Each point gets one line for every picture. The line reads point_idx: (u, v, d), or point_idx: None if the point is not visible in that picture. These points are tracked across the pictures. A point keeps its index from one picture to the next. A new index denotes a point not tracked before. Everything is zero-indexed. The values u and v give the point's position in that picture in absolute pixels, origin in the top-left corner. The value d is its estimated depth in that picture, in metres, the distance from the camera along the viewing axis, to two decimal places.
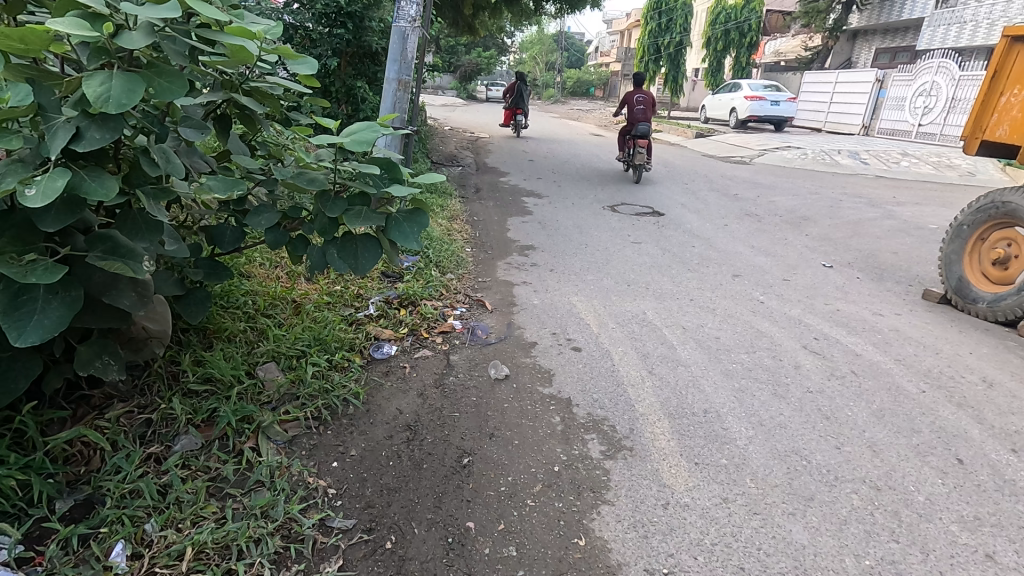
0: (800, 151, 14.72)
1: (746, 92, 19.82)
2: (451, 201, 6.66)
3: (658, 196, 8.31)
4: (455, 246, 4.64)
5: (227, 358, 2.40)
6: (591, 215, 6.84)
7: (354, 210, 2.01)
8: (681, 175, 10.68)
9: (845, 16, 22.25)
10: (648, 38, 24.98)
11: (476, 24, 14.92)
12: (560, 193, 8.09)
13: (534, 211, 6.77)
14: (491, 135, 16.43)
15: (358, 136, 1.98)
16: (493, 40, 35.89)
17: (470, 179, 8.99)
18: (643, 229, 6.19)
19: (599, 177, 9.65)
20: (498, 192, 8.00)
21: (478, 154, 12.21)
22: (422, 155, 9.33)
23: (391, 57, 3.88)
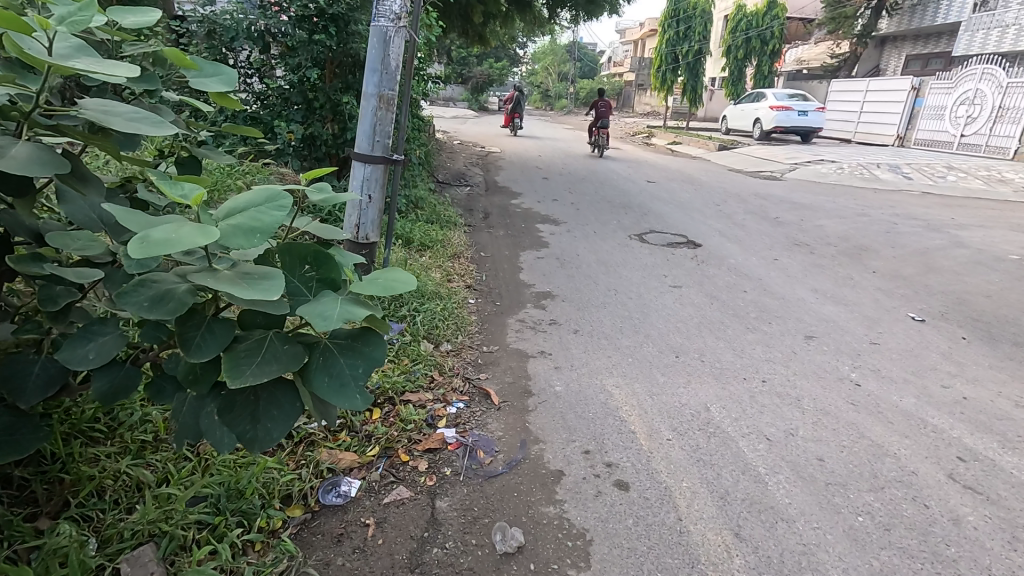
0: (835, 165, 13.70)
1: (771, 101, 18.84)
2: (455, 232, 5.79)
3: (689, 220, 7.37)
4: (456, 299, 3.75)
5: (60, 555, 1.45)
6: (617, 246, 5.92)
7: (249, 346, 1.12)
8: (711, 194, 9.71)
9: (874, 21, 21.20)
10: (665, 47, 24.15)
11: (486, 33, 14.10)
12: (580, 218, 7.19)
13: (551, 243, 5.88)
14: (503, 148, 15.60)
15: (246, 219, 1.07)
16: (505, 51, 35.25)
17: (479, 202, 8.12)
18: (680, 265, 5.27)
19: (620, 198, 8.73)
20: (509, 218, 7.11)
21: (488, 171, 11.36)
22: (426, 175, 8.47)
23: (369, 66, 2.99)
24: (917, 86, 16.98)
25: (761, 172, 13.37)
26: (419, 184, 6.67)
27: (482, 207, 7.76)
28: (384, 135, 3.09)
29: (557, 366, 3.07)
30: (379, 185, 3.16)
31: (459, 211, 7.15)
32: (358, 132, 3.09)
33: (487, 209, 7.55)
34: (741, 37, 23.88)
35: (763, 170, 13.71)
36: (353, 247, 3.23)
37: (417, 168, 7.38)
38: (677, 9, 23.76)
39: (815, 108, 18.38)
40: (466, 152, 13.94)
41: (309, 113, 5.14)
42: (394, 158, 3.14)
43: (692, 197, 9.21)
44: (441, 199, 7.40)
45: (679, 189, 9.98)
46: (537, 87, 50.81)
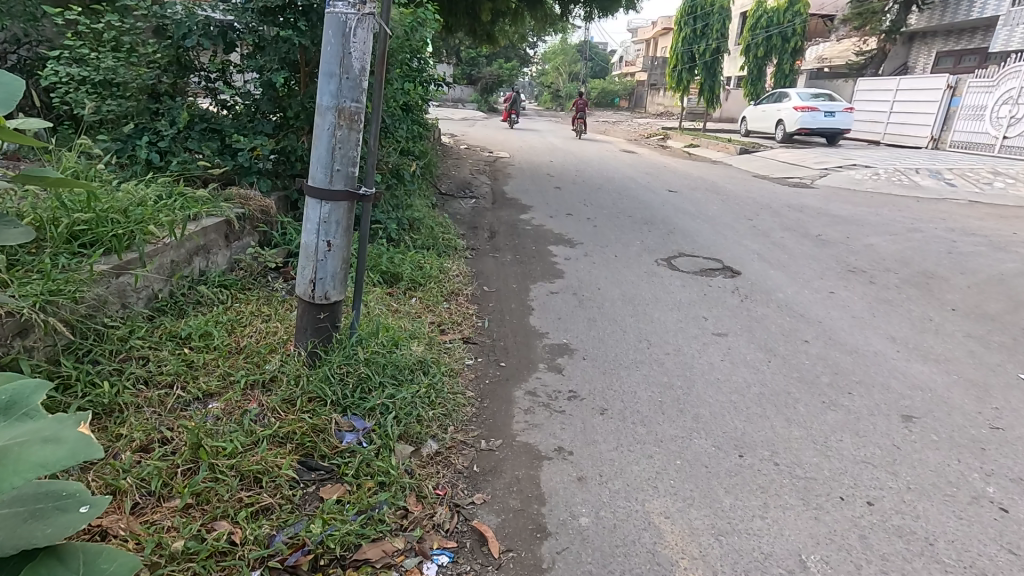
0: (869, 170, 12.74)
1: (795, 102, 17.88)
2: (455, 261, 4.99)
3: (721, 239, 6.54)
4: (450, 366, 2.94)
5: None
6: (643, 275, 5.10)
7: None
8: (741, 205, 8.82)
9: (903, 16, 20.11)
10: (681, 45, 23.21)
11: (494, 32, 13.29)
12: (598, 239, 6.37)
13: (567, 272, 5.07)
14: (512, 153, 14.82)
15: None
16: (515, 51, 34.44)
17: (485, 218, 7.31)
18: (719, 302, 4.44)
19: (640, 212, 7.89)
20: (517, 238, 6.32)
21: (495, 179, 10.59)
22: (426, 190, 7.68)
23: (324, 68, 2.17)
24: (953, 85, 15.93)
25: (788, 179, 12.46)
26: (416, 203, 5.90)
27: (489, 224, 6.95)
28: (347, 160, 2.28)
29: (580, 473, 2.26)
30: (343, 226, 2.35)
31: (461, 231, 6.35)
32: (312, 158, 2.27)
33: (492, 228, 6.74)
34: (761, 35, 22.89)
35: (791, 176, 12.77)
36: (308, 309, 2.42)
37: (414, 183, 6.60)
38: (694, 6, 22.78)
39: (843, 108, 17.38)
40: (473, 159, 13.13)
41: (283, 124, 4.39)
42: (363, 192, 2.34)
43: (720, 210, 8.33)
44: (441, 217, 6.61)
45: (704, 201, 9.10)
46: (548, 87, 49.91)
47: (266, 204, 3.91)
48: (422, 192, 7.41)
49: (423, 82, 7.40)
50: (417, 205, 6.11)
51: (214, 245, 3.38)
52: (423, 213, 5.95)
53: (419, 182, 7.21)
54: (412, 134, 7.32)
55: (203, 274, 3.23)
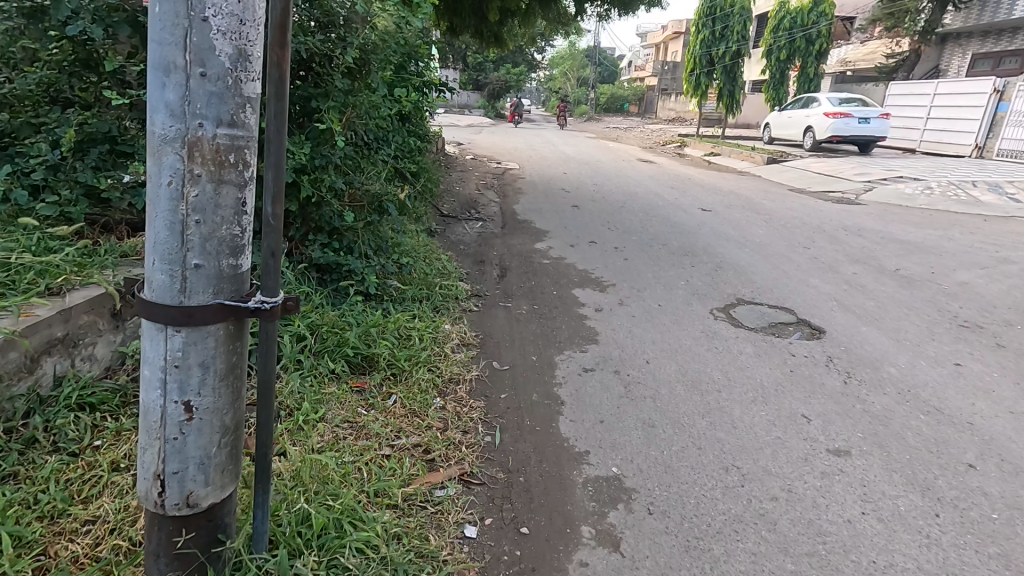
0: (917, 183, 11.50)
1: (826, 107, 16.65)
2: (454, 321, 3.82)
3: (782, 278, 5.33)
4: (437, 563, 1.77)
5: None
6: (702, 338, 3.89)
7: None
8: (789, 229, 7.59)
9: (939, 16, 18.79)
10: (699, 48, 22.07)
11: (502, 33, 12.14)
12: (632, 278, 5.18)
13: (601, 334, 3.88)
14: (523, 164, 13.71)
15: None
16: (524, 55, 33.37)
17: (493, 248, 6.13)
18: (815, 387, 3.23)
19: (676, 239, 6.69)
20: (534, 277, 5.16)
21: (505, 196, 9.47)
22: (423, 214, 6.51)
23: (150, 50, 0.99)
24: (1000, 89, 14.67)
25: (828, 193, 11.23)
26: (407, 238, 4.74)
27: (498, 258, 5.77)
28: (218, 246, 1.10)
29: None
30: (220, 374, 1.19)
31: (464, 270, 5.17)
32: (145, 239, 1.09)
33: (503, 264, 5.55)
34: (783, 37, 21.63)
35: (832, 190, 11.53)
36: (157, 524, 1.25)
37: (407, 209, 5.42)
38: (713, 6, 21.55)
39: (879, 114, 16.12)
40: (479, 172, 11.97)
41: None
42: (256, 307, 1.17)
43: (768, 236, 7.11)
44: (440, 251, 5.44)
45: (745, 223, 7.89)
46: (557, 93, 48.94)
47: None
48: (416, 219, 6.24)
49: (418, 87, 6.23)
50: (408, 240, 4.94)
51: (81, 338, 2.18)
52: (416, 250, 4.78)
53: (412, 207, 6.04)
54: (407, 148, 6.16)
55: (57, 386, 2.07)
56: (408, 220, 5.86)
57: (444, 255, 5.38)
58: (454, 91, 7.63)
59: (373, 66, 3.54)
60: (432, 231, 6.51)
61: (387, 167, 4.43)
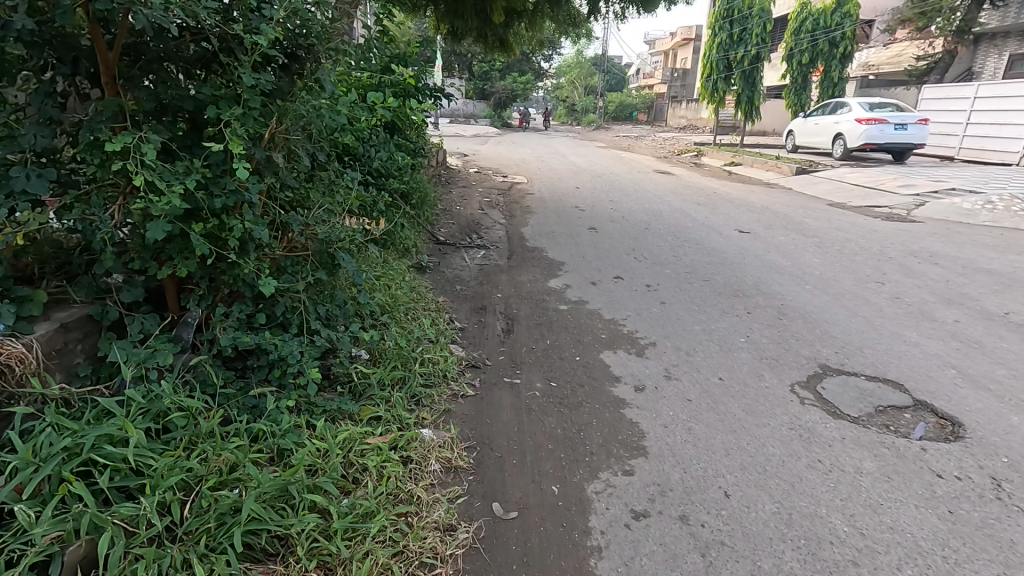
0: (975, 196, 10.25)
1: (858, 113, 15.44)
2: (436, 424, 2.68)
3: (869, 331, 4.14)
4: None
5: None
6: (795, 443, 2.71)
7: None
8: (850, 258, 6.37)
9: (976, 14, 17.49)
10: (716, 53, 20.99)
11: (508, 36, 11.06)
12: (675, 335, 4.01)
13: (649, 439, 2.72)
14: (532, 178, 12.63)
15: None
16: (531, 63, 32.42)
17: (495, 288, 4.97)
18: (1002, 550, 2.04)
19: (720, 274, 5.51)
20: (548, 334, 4.03)
21: (512, 216, 8.36)
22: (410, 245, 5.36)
23: None
24: None
25: (874, 209, 9.99)
26: (376, 288, 3.60)
27: (501, 303, 4.61)
28: None
29: None
30: None
31: (457, 324, 4.02)
32: None
33: (508, 313, 4.40)
34: (806, 39, 20.41)
35: (877, 206, 10.30)
36: None
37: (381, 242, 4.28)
38: (730, 8, 20.46)
39: (916, 120, 14.87)
40: (483, 187, 10.86)
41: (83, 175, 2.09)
42: None
43: (828, 267, 5.92)
44: (428, 298, 4.29)
45: (795, 249, 6.71)
46: (565, 101, 48.05)
47: (10, 350, 1.79)
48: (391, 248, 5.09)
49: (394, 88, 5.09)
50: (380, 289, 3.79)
51: None
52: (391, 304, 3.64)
53: (392, 237, 4.87)
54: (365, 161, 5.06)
55: None
56: (385, 256, 4.70)
57: (431, 302, 4.23)
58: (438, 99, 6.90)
59: (318, 58, 2.42)
60: (420, 265, 5.36)
61: (351, 199, 3.31)
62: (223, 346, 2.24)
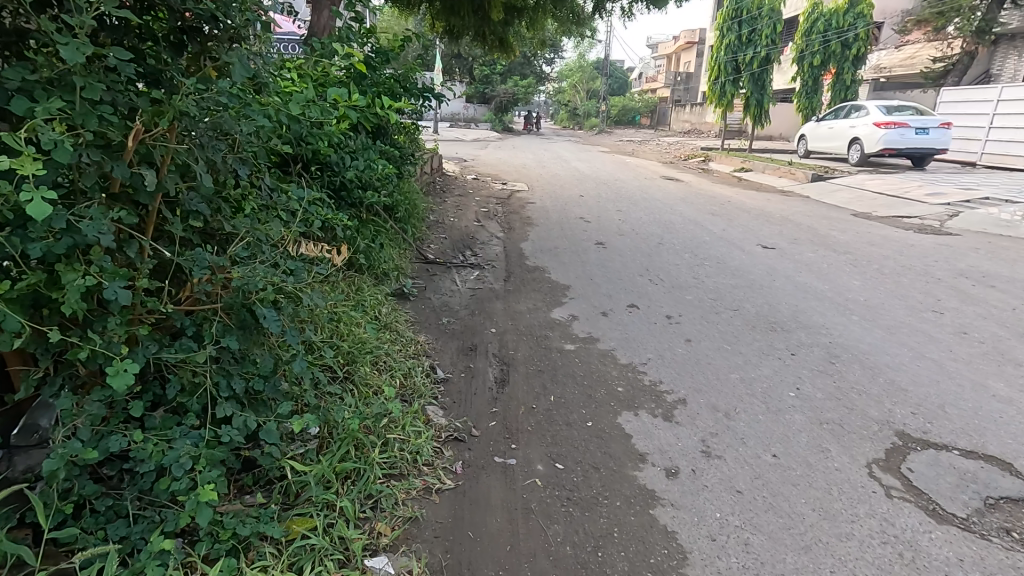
0: (1011, 206, 9.50)
1: (875, 117, 14.71)
2: (395, 548, 1.93)
3: (945, 382, 3.38)
4: None
5: None
6: (897, 572, 1.95)
7: None
8: (893, 279, 5.60)
9: (997, 13, 16.76)
10: (724, 55, 20.32)
11: (508, 35, 10.36)
12: (708, 387, 3.27)
13: (693, 566, 1.96)
14: (533, 184, 11.92)
15: None
16: (533, 66, 31.81)
17: (488, 321, 4.23)
18: None
19: (750, 302, 4.76)
20: (552, 386, 3.27)
21: (511, 229, 7.64)
22: (383, 268, 4.64)
23: None
24: None
25: (902, 221, 9.23)
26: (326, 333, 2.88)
27: (494, 340, 3.88)
28: None
29: None
30: None
31: (439, 374, 3.28)
32: None
33: (502, 354, 3.66)
34: (817, 40, 19.67)
35: (906, 216, 9.54)
36: None
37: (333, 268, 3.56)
38: (739, 9, 19.80)
39: (938, 124, 14.13)
40: (481, 195, 10.12)
41: None
42: None
43: (872, 292, 5.16)
44: (403, 341, 3.56)
45: (830, 269, 5.96)
46: (567, 105, 47.46)
47: None
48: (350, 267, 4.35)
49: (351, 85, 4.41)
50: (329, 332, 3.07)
51: None
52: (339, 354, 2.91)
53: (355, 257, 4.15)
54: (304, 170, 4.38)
55: None
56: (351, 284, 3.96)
57: (404, 346, 3.49)
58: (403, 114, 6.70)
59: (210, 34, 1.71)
60: (398, 292, 4.63)
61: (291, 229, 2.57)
62: (54, 471, 1.46)
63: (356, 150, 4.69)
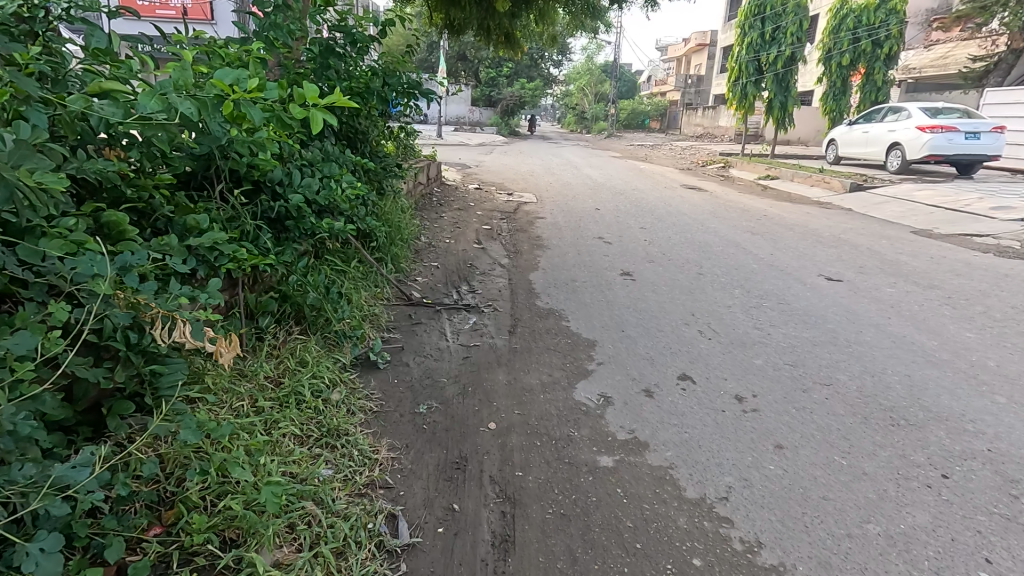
0: None
1: (917, 120, 13.40)
2: None
3: None
4: None
5: None
6: None
7: None
8: (1015, 329, 4.33)
9: None
10: (746, 54, 19.03)
11: (515, 29, 9.10)
12: (837, 557, 2.01)
13: None
14: (543, 195, 10.67)
15: None
16: (540, 67, 30.61)
17: (484, 410, 2.98)
18: None
19: (844, 372, 3.50)
20: (584, 550, 2.02)
21: (518, 252, 6.42)
22: (338, 327, 3.44)
23: None
24: None
25: (974, 240, 7.94)
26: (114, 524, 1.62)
27: (493, 450, 2.63)
28: None
29: None
30: None
31: (401, 538, 2.03)
32: None
33: (504, 482, 2.40)
34: (847, 38, 18.33)
35: (977, 234, 8.22)
36: None
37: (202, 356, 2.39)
38: (763, 4, 18.48)
39: (990, 127, 12.78)
40: (483, 209, 8.89)
41: None
42: None
43: (1001, 352, 3.88)
44: (344, 471, 2.31)
45: (925, 313, 4.68)
46: (575, 109, 46.26)
47: None
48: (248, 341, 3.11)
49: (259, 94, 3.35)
50: (168, 496, 1.89)
51: None
52: (167, 549, 1.73)
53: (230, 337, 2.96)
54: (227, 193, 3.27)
55: None
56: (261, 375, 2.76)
57: (345, 482, 2.25)
58: (384, 117, 5.49)
59: None
60: (360, 361, 3.39)
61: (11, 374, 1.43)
62: None
63: (314, 161, 3.77)
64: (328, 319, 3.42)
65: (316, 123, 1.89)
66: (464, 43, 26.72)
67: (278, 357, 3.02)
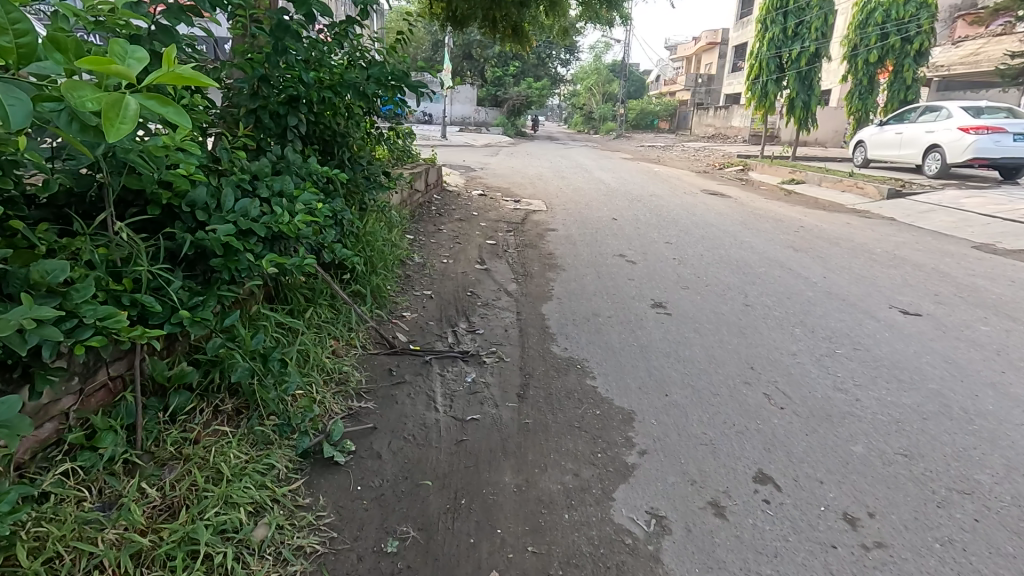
0: None
1: (959, 120, 12.33)
2: None
3: None
4: None
5: None
6: None
7: None
8: None
9: None
10: (766, 51, 17.98)
11: (524, 21, 8.04)
12: None
13: None
14: (553, 202, 9.73)
15: None
16: (546, 66, 29.74)
17: (484, 548, 2.03)
18: None
19: (982, 470, 2.52)
20: None
21: (527, 273, 5.48)
22: (281, 407, 2.50)
23: None
24: None
25: None
26: None
27: None
28: None
29: None
30: None
31: None
32: None
33: None
34: (874, 33, 17.16)
35: None
36: None
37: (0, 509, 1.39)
38: None
39: None
40: (488, 218, 7.93)
41: None
42: None
43: None
44: None
45: None
46: (583, 109, 45.38)
47: None
48: (146, 439, 2.14)
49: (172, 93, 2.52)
50: None
51: None
52: None
53: (114, 439, 2.00)
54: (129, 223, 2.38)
55: None
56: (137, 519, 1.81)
57: None
58: (366, 116, 4.55)
59: None
60: (312, 456, 2.43)
61: None
62: None
63: (260, 174, 2.87)
64: (269, 397, 2.47)
65: (124, 115, 1.06)
66: (469, 41, 25.85)
67: (185, 464, 2.11)
